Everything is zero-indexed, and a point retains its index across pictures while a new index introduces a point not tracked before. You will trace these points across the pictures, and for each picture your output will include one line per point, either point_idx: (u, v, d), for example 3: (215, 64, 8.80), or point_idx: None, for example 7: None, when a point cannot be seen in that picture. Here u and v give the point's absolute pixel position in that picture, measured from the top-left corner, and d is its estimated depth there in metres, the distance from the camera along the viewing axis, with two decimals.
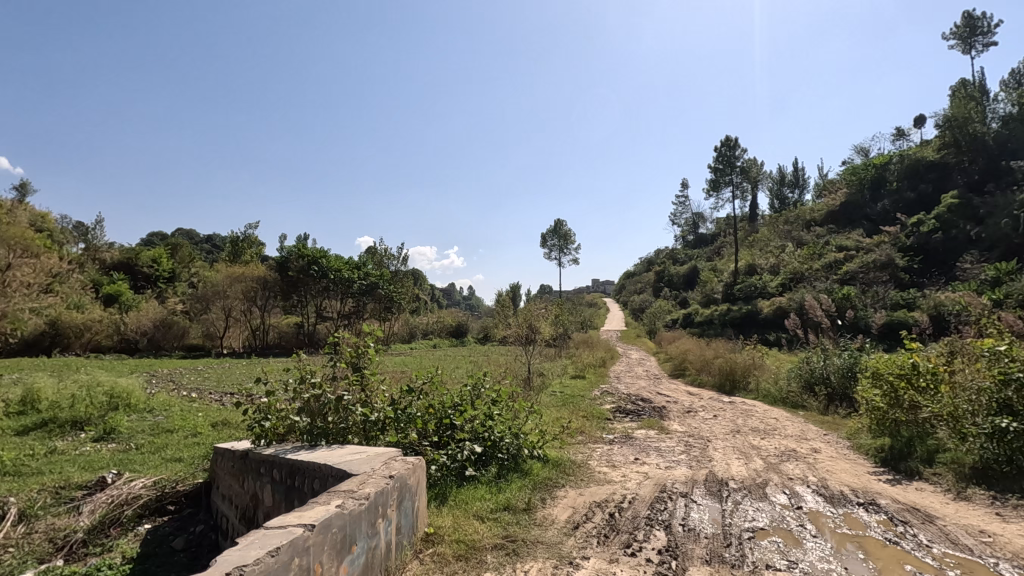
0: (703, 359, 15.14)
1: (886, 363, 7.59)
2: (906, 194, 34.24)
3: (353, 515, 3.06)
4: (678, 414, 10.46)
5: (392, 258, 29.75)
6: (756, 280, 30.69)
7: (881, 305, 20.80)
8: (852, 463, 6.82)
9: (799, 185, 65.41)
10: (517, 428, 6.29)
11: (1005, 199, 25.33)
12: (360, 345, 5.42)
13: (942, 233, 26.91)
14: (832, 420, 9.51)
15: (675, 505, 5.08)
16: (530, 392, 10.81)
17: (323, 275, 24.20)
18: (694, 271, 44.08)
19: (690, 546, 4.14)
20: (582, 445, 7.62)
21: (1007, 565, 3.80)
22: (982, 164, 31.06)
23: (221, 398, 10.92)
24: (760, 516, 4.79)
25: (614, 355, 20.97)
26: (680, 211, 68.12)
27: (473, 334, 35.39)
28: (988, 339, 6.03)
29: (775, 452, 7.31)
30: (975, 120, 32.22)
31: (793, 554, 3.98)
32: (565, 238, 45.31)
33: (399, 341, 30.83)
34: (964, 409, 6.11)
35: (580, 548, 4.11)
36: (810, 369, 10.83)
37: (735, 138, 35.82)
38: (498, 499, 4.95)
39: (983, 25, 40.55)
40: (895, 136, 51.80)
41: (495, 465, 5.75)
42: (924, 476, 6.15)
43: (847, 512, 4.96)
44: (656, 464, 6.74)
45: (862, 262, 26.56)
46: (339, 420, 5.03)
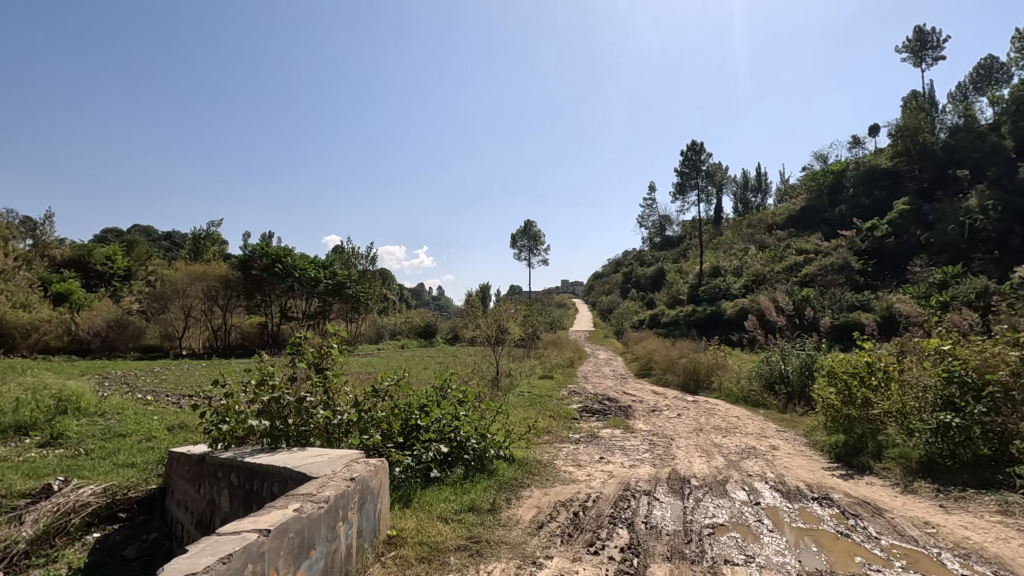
0: (668, 359, 15.42)
1: (841, 363, 7.90)
2: (861, 200, 35.63)
3: (312, 518, 3.00)
4: (643, 413, 10.63)
5: (359, 257, 29.39)
6: (721, 282, 31.41)
7: (838, 306, 21.55)
8: (808, 459, 7.05)
9: (762, 190, 67.37)
10: (484, 429, 6.27)
11: (953, 206, 26.60)
12: (323, 346, 5.30)
13: (894, 237, 28.10)
14: (791, 418, 9.81)
15: (638, 503, 5.16)
16: (498, 392, 10.83)
17: (288, 274, 23.63)
18: (661, 272, 44.88)
19: (651, 543, 4.21)
20: (548, 445, 7.65)
21: (949, 554, 3.99)
22: (932, 172, 32.56)
23: (179, 401, 10.56)
24: (719, 513, 4.91)
25: (582, 355, 21.16)
26: (648, 213, 69.26)
27: (443, 334, 35.20)
28: (933, 339, 6.33)
29: (736, 449, 7.50)
30: (925, 130, 33.76)
31: (750, 549, 4.09)
32: (534, 239, 45.54)
33: (367, 341, 30.38)
34: (913, 406, 6.40)
35: (543, 547, 4.13)
36: (771, 369, 11.15)
37: (701, 143, 36.60)
38: (463, 501, 4.92)
39: (933, 40, 42.59)
40: (852, 143, 53.82)
41: (461, 465, 5.74)
42: (874, 470, 6.38)
43: (802, 506, 5.12)
44: (621, 463, 6.83)
45: (821, 265, 27.50)
46: (300, 422, 4.95)
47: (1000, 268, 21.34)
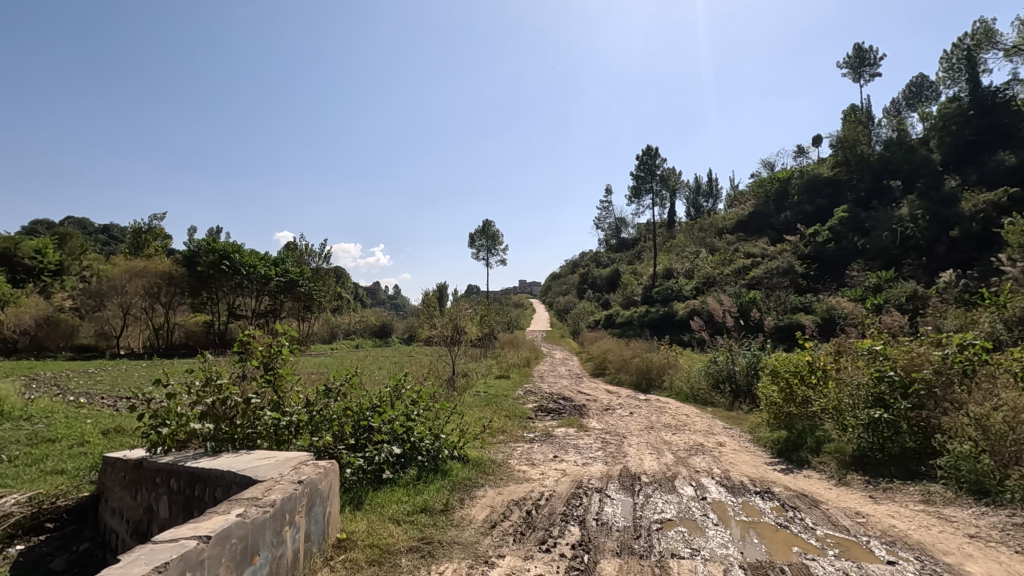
0: (621, 359, 15.73)
1: (783, 362, 8.27)
2: (804, 207, 37.35)
3: (256, 523, 2.90)
4: (597, 412, 10.80)
5: (312, 254, 28.74)
6: (673, 284, 32.26)
7: (783, 308, 22.53)
8: (752, 455, 7.34)
9: (712, 195, 69.71)
10: (437, 429, 6.23)
11: (886, 215, 28.25)
12: (273, 345, 5.11)
13: (834, 243, 29.58)
14: (736, 415, 10.20)
15: (590, 500, 5.25)
16: (453, 392, 10.77)
17: (236, 271, 22.72)
18: (616, 274, 45.75)
19: (602, 539, 4.29)
20: (502, 444, 7.66)
21: (877, 542, 4.24)
22: (868, 182, 34.50)
23: (115, 403, 10.00)
24: (668, 508, 5.04)
25: (538, 355, 21.26)
26: (604, 215, 70.46)
27: (399, 334, 34.68)
28: (867, 339, 6.72)
29: (684, 446, 7.73)
30: (862, 142, 35.71)
31: (696, 542, 4.22)
32: (492, 239, 45.56)
33: (319, 341, 29.57)
34: (847, 403, 6.77)
35: (495, 547, 4.14)
36: (718, 369, 11.56)
37: (656, 148, 37.49)
38: (415, 502, 4.87)
39: (870, 57, 45.13)
40: (796, 152, 56.41)
41: (414, 466, 5.67)
42: (812, 464, 6.70)
43: (745, 500, 5.33)
44: (574, 460, 6.93)
45: (767, 269, 28.71)
46: (247, 424, 4.77)
47: (927, 273, 23.09)
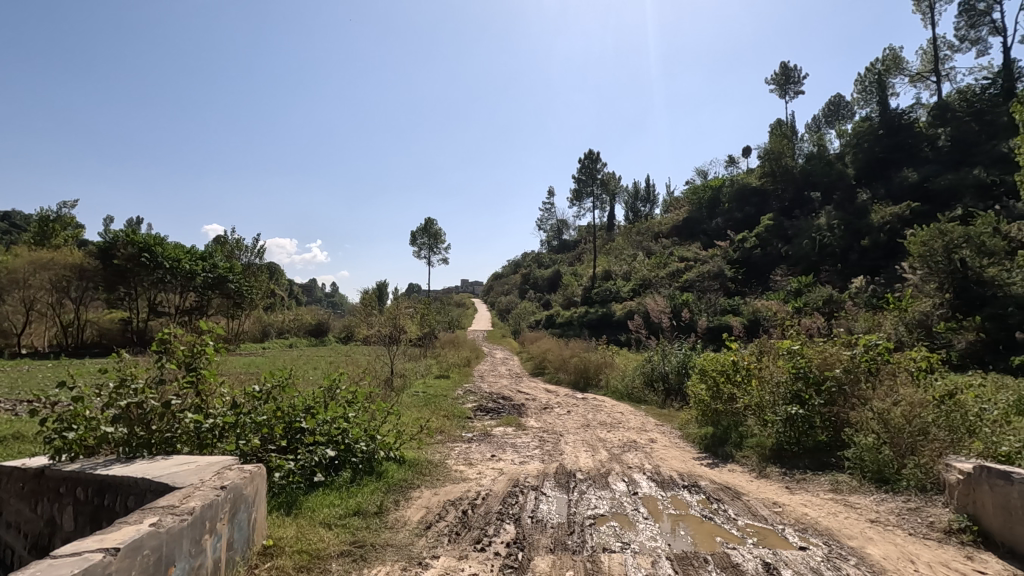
0: (560, 359, 15.97)
1: (711, 361, 8.68)
2: (734, 214, 39.35)
3: (172, 533, 2.74)
4: (535, 411, 10.93)
5: (243, 249, 27.42)
6: (611, 285, 33.12)
7: (712, 310, 23.61)
8: (681, 450, 7.66)
9: (650, 200, 72.04)
10: (373, 430, 6.09)
11: (807, 223, 30.22)
12: (196, 344, 4.83)
13: (761, 249, 31.31)
14: (668, 412, 10.63)
15: (526, 498, 5.31)
16: (391, 393, 10.57)
17: (158, 265, 21.23)
18: (557, 274, 46.47)
19: (536, 537, 4.34)
20: (440, 445, 7.61)
21: (792, 530, 4.52)
22: (791, 193, 36.80)
23: (13, 407, 9.11)
24: (601, 504, 5.18)
25: (479, 354, 21.19)
26: (546, 216, 71.30)
27: (335, 334, 33.62)
28: (786, 340, 7.20)
29: (618, 443, 7.97)
30: (786, 155, 37.98)
31: (626, 536, 4.36)
32: (434, 237, 45.09)
33: (249, 340, 28.17)
34: (767, 399, 7.18)
35: (430, 548, 4.09)
36: (652, 367, 12.01)
37: (597, 152, 38.34)
38: (348, 505, 4.75)
39: (795, 75, 48.14)
40: (728, 161, 59.35)
41: (348, 469, 5.52)
42: (735, 458, 7.06)
43: (674, 494, 5.56)
44: (511, 459, 6.99)
45: (699, 273, 30.04)
46: (165, 427, 4.49)
47: (841, 279, 25.00)
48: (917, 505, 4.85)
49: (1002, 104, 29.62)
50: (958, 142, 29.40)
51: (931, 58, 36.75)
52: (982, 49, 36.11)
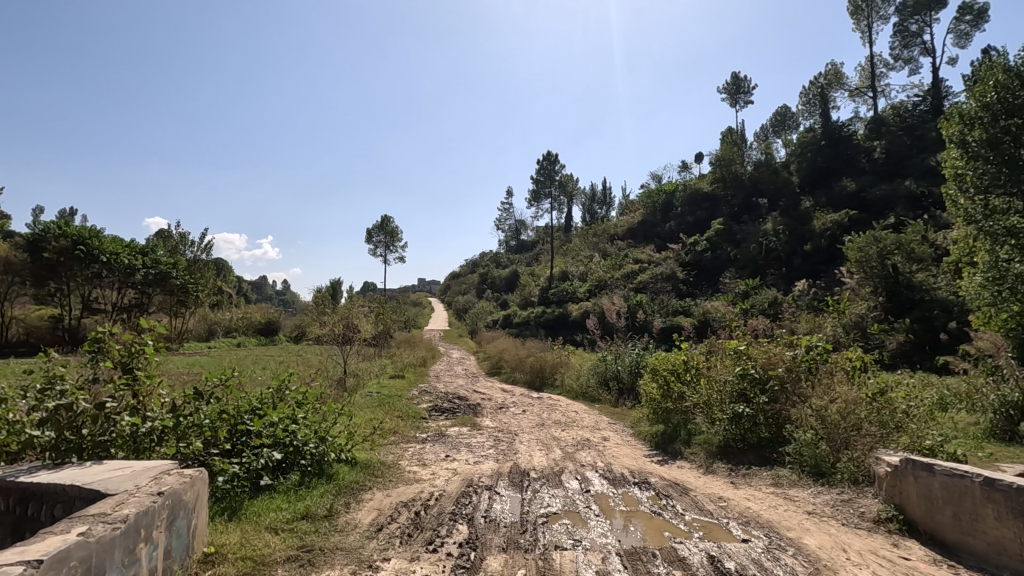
0: (516, 358, 16.02)
1: (662, 361, 8.90)
2: (686, 218, 40.50)
3: (103, 542, 2.59)
4: (490, 411, 10.93)
5: (188, 244, 26.19)
6: (568, 286, 33.48)
7: (665, 311, 24.23)
8: (632, 448, 7.83)
9: (606, 203, 73.22)
10: (324, 431, 5.93)
11: (755, 229, 31.44)
12: (134, 344, 4.58)
13: (711, 252, 32.34)
14: (620, 411, 10.85)
15: (479, 498, 5.30)
16: (343, 393, 10.34)
17: (93, 259, 19.99)
18: (515, 275, 46.65)
19: (489, 536, 4.34)
20: (393, 446, 7.51)
21: (736, 523, 4.69)
22: (740, 199, 38.18)
23: None
24: (554, 502, 5.23)
25: (435, 354, 20.98)
26: (504, 217, 71.37)
27: (286, 332, 32.61)
28: (733, 340, 7.48)
29: (572, 442, 8.08)
30: (736, 162, 39.38)
31: (578, 533, 4.42)
32: (391, 235, 44.41)
33: (193, 339, 26.93)
34: (715, 398, 7.42)
35: (381, 550, 4.03)
36: (605, 367, 12.23)
37: (555, 154, 38.70)
38: (296, 508, 4.62)
39: (745, 85, 50.02)
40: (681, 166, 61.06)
41: (296, 472, 5.36)
42: (684, 455, 7.27)
43: (625, 491, 5.67)
44: (465, 459, 6.97)
45: (652, 275, 30.78)
46: (99, 431, 4.26)
47: (785, 282, 26.14)
48: (849, 497, 5.12)
49: (930, 121, 32.31)
50: (892, 155, 31.65)
51: (868, 74, 38.99)
52: (913, 68, 38.62)
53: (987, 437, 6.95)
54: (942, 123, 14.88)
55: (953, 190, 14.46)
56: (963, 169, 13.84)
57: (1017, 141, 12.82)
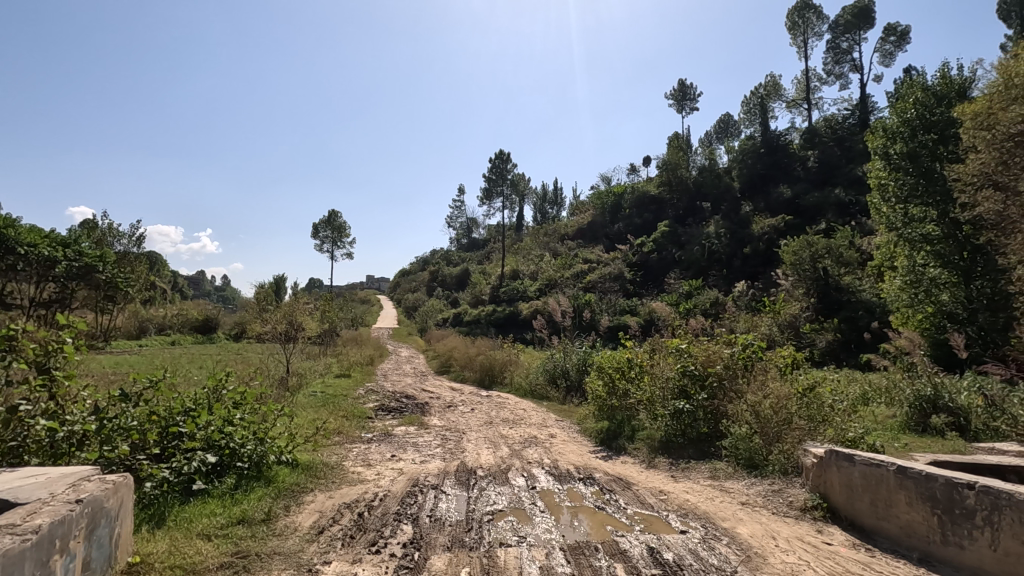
0: (466, 357, 15.98)
1: (608, 359, 9.10)
2: (634, 220, 41.49)
3: (11, 556, 2.41)
4: (438, 410, 10.85)
5: (117, 236, 24.63)
6: (519, 285, 33.62)
7: (613, 310, 24.76)
8: (578, 445, 7.96)
9: (558, 203, 74.00)
10: (263, 433, 5.71)
11: (698, 231, 32.60)
12: (52, 342, 4.28)
13: (657, 253, 33.27)
14: (568, 408, 11.03)
15: (425, 498, 5.25)
16: (285, 393, 9.99)
17: (8, 251, 18.43)
18: (465, 273, 46.49)
19: (434, 535, 4.31)
20: (337, 446, 7.34)
21: (674, 515, 4.86)
22: (685, 202, 39.47)
23: None
24: (500, 499, 5.26)
25: (383, 353, 20.60)
26: (455, 214, 70.83)
27: (226, 330, 31.24)
28: (675, 339, 7.75)
29: (519, 439, 8.14)
30: (681, 167, 40.71)
31: (523, 530, 4.46)
32: (339, 230, 43.29)
33: (122, 338, 25.32)
34: (657, 395, 7.68)
35: (321, 554, 3.93)
36: (554, 365, 12.38)
37: (507, 153, 38.76)
38: (231, 513, 4.43)
39: (691, 92, 51.70)
40: (630, 169, 62.45)
41: (231, 475, 5.12)
42: (627, 451, 7.46)
43: (570, 487, 5.77)
44: (411, 459, 6.89)
45: (601, 274, 31.38)
46: (10, 436, 3.95)
47: (726, 283, 27.24)
48: (779, 487, 5.40)
49: (858, 133, 34.37)
50: (824, 164, 33.44)
51: (804, 87, 41.16)
52: (844, 84, 41.06)
53: (903, 428, 7.49)
54: (868, 136, 15.90)
55: (878, 199, 15.48)
56: (887, 179, 14.83)
57: (933, 154, 13.82)
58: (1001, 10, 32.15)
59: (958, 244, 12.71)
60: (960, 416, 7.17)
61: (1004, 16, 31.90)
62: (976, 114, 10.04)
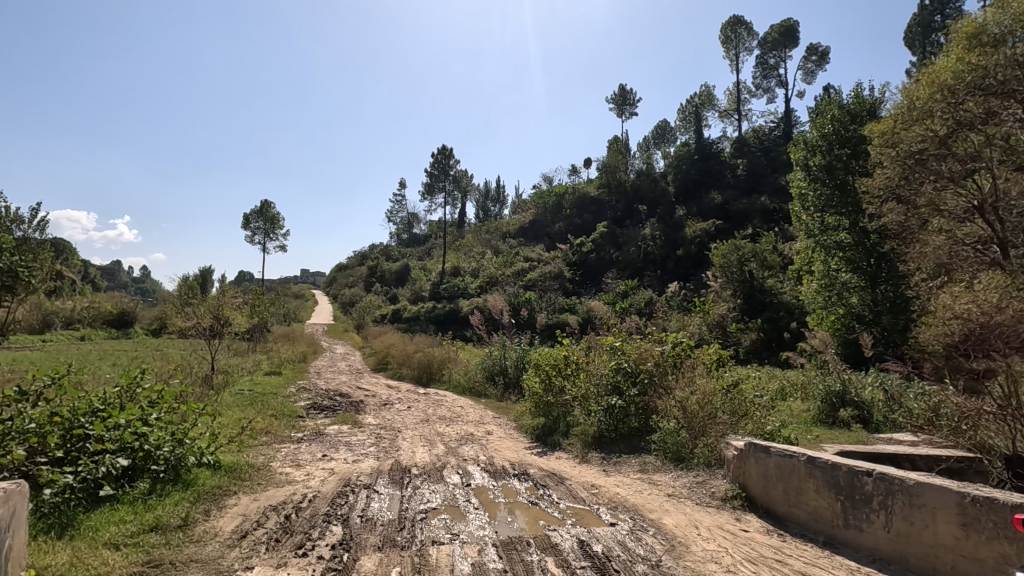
0: (404, 354, 15.74)
1: (545, 356, 9.22)
2: (574, 220, 42.24)
3: None
4: (374, 408, 10.62)
5: (19, 221, 22.50)
6: (459, 282, 33.46)
7: (552, 308, 25.13)
8: (514, 441, 8.03)
9: (500, 201, 74.08)
10: (181, 433, 5.38)
11: (635, 233, 33.62)
12: None
13: (596, 253, 34.04)
14: (505, 404, 11.12)
15: (356, 497, 5.13)
16: (209, 391, 9.47)
17: None
18: (405, 269, 45.82)
19: (365, 536, 4.22)
20: (264, 446, 7.04)
21: (605, 508, 5.01)
22: (623, 204, 40.59)
23: None
24: (434, 498, 5.22)
25: (317, 349, 19.96)
26: (396, 208, 69.53)
27: (144, 325, 29.18)
28: (611, 337, 7.98)
29: (456, 437, 8.10)
30: (620, 170, 41.82)
31: (456, 527, 4.45)
32: (271, 222, 41.47)
33: (23, 332, 23.14)
34: (592, 391, 7.88)
35: (243, 559, 3.76)
36: (492, 362, 12.43)
37: (450, 149, 38.36)
38: (143, 519, 4.16)
39: (631, 97, 53.20)
40: (571, 170, 63.48)
41: (146, 479, 4.80)
42: (562, 446, 7.60)
43: (504, 483, 5.81)
44: (344, 458, 6.71)
45: (542, 273, 31.77)
46: None
47: (660, 284, 28.27)
48: (703, 479, 5.67)
49: (782, 145, 36.60)
50: (752, 172, 35.41)
51: (735, 99, 43.33)
52: (771, 97, 43.58)
53: (814, 421, 8.08)
54: (790, 148, 17.00)
55: (798, 208, 16.55)
56: (807, 189, 15.87)
57: (847, 168, 14.89)
58: (906, 39, 35.16)
59: (866, 251, 13.82)
60: (864, 409, 7.86)
61: (909, 43, 34.96)
62: (883, 133, 10.88)
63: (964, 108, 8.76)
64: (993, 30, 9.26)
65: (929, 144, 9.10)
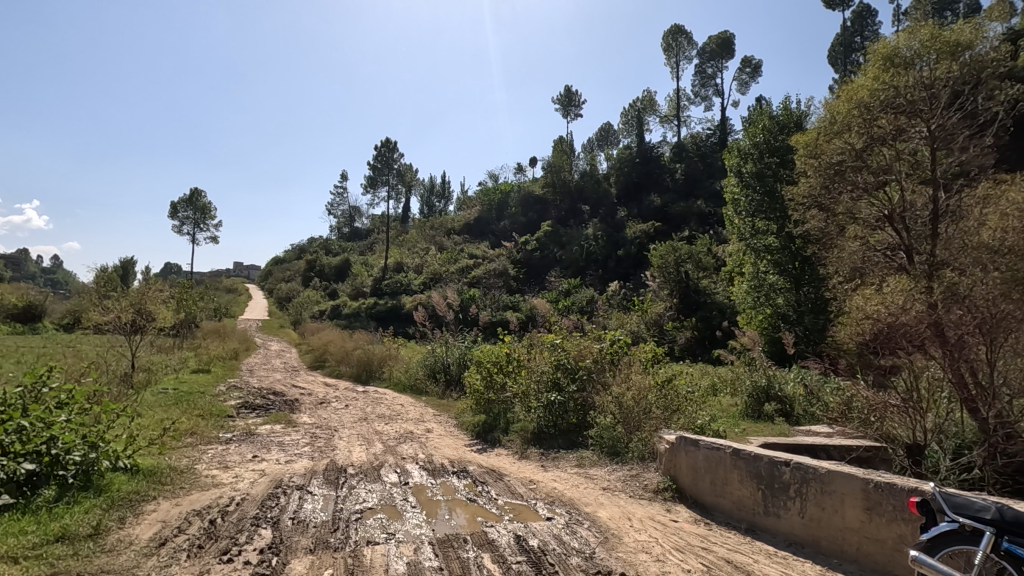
0: (343, 350, 15.33)
1: (486, 354, 9.20)
2: (518, 219, 42.49)
3: None
4: (310, 407, 10.27)
5: None
6: (402, 278, 32.92)
7: (496, 305, 25.18)
8: (455, 439, 8.00)
9: (445, 198, 73.30)
10: (95, 435, 5.02)
11: (579, 233, 34.18)
12: None
13: (540, 251, 34.34)
14: (446, 402, 11.05)
15: (288, 499, 4.96)
16: (128, 391, 8.86)
17: None
18: (346, 264, 44.61)
19: (295, 539, 4.08)
20: (189, 448, 6.66)
21: (542, 503, 5.08)
22: (567, 203, 41.22)
23: None
24: (370, 497, 5.12)
25: (250, 346, 19.13)
26: (337, 202, 67.50)
27: (55, 319, 26.89)
28: (551, 334, 8.12)
29: (394, 435, 7.97)
30: (564, 170, 42.37)
31: (393, 526, 4.39)
32: (201, 211, 39.29)
33: None
34: (533, 388, 7.98)
35: (161, 568, 3.55)
36: (435, 360, 12.33)
37: (394, 142, 37.63)
38: (47, 530, 3.84)
39: (576, 98, 54.09)
40: (517, 168, 63.84)
41: (52, 486, 4.44)
42: (502, 442, 7.64)
43: (443, 481, 5.78)
44: (276, 459, 6.47)
45: (486, 270, 31.77)
46: None
47: (602, 284, 28.97)
48: (636, 472, 5.86)
49: (717, 152, 38.24)
50: (690, 177, 36.86)
51: (675, 105, 44.94)
52: (708, 105, 45.48)
53: (742, 415, 8.55)
54: (724, 155, 17.82)
55: (731, 212, 17.34)
56: (739, 195, 16.63)
57: (776, 176, 15.76)
58: (829, 57, 37.60)
59: (790, 255, 14.67)
60: (786, 403, 8.38)
61: (831, 61, 37.36)
62: (807, 144, 11.63)
63: (878, 125, 9.38)
64: (904, 53, 10.11)
65: (847, 156, 9.79)
